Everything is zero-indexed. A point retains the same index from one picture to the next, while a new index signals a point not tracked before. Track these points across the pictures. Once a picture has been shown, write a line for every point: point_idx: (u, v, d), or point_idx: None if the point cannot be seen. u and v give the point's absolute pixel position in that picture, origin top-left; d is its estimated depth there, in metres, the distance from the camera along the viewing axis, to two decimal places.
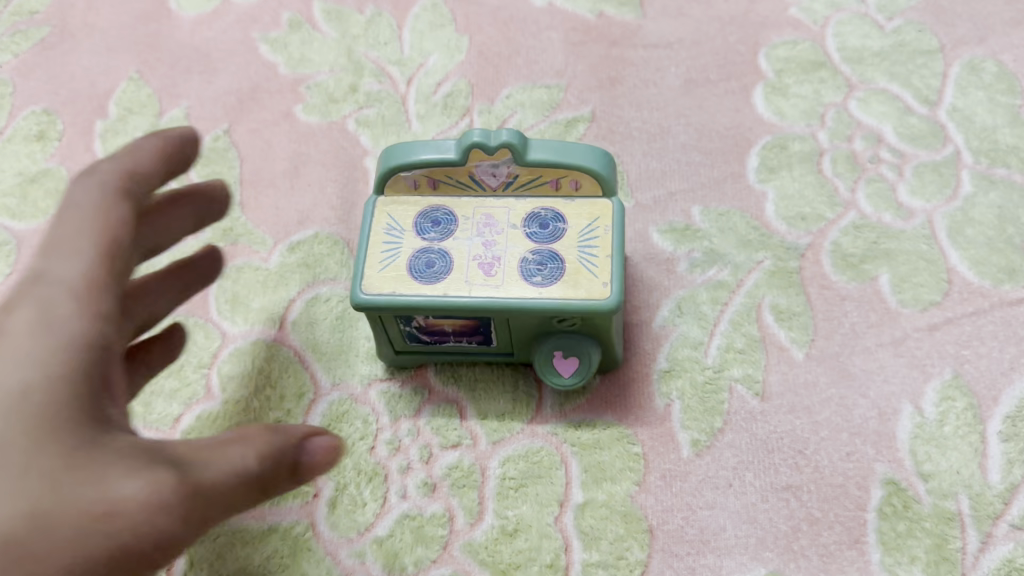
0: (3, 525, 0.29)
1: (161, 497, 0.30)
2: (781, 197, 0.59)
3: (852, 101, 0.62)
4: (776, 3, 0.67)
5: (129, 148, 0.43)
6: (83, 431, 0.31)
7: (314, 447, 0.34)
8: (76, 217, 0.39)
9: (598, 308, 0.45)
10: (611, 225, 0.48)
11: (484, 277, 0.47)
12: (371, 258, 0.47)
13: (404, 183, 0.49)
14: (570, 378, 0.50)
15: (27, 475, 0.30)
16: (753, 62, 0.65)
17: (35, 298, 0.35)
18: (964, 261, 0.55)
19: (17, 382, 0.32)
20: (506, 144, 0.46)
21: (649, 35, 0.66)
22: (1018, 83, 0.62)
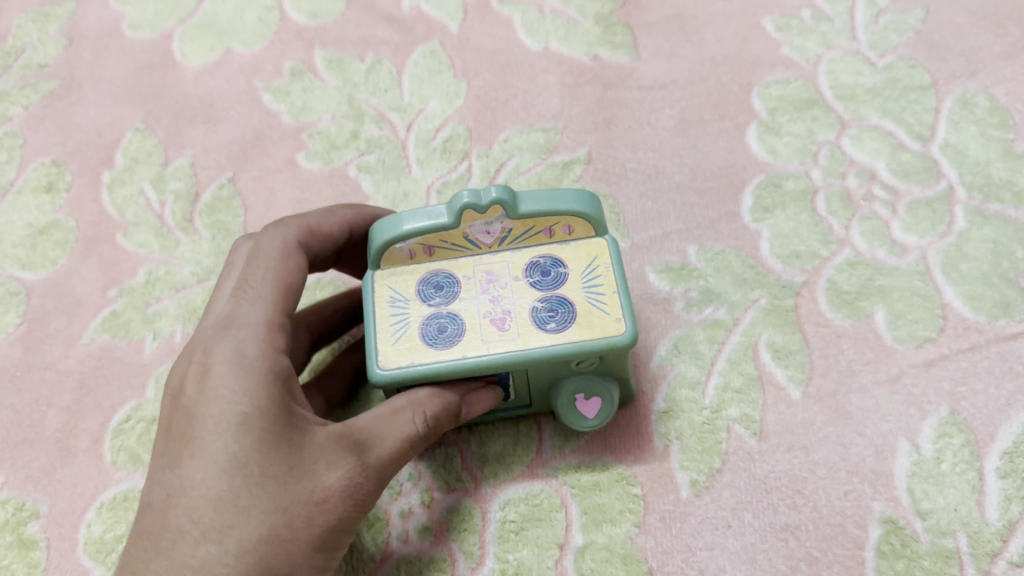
0: (263, 520, 0.39)
1: (355, 481, 0.41)
2: (776, 235, 0.60)
3: (845, 139, 0.63)
4: (769, 42, 0.68)
5: (324, 212, 0.50)
6: (290, 440, 0.40)
7: (472, 402, 0.47)
8: (258, 266, 0.46)
9: (617, 345, 0.45)
10: (611, 262, 0.48)
11: (499, 332, 0.46)
12: (382, 333, 0.46)
13: (400, 254, 0.48)
14: (595, 418, 0.50)
15: (265, 482, 0.39)
16: (746, 101, 0.66)
17: (234, 341, 0.43)
18: (959, 296, 0.56)
19: (236, 412, 0.40)
20: (496, 201, 0.46)
21: (643, 76, 0.68)
22: (1010, 118, 0.63)
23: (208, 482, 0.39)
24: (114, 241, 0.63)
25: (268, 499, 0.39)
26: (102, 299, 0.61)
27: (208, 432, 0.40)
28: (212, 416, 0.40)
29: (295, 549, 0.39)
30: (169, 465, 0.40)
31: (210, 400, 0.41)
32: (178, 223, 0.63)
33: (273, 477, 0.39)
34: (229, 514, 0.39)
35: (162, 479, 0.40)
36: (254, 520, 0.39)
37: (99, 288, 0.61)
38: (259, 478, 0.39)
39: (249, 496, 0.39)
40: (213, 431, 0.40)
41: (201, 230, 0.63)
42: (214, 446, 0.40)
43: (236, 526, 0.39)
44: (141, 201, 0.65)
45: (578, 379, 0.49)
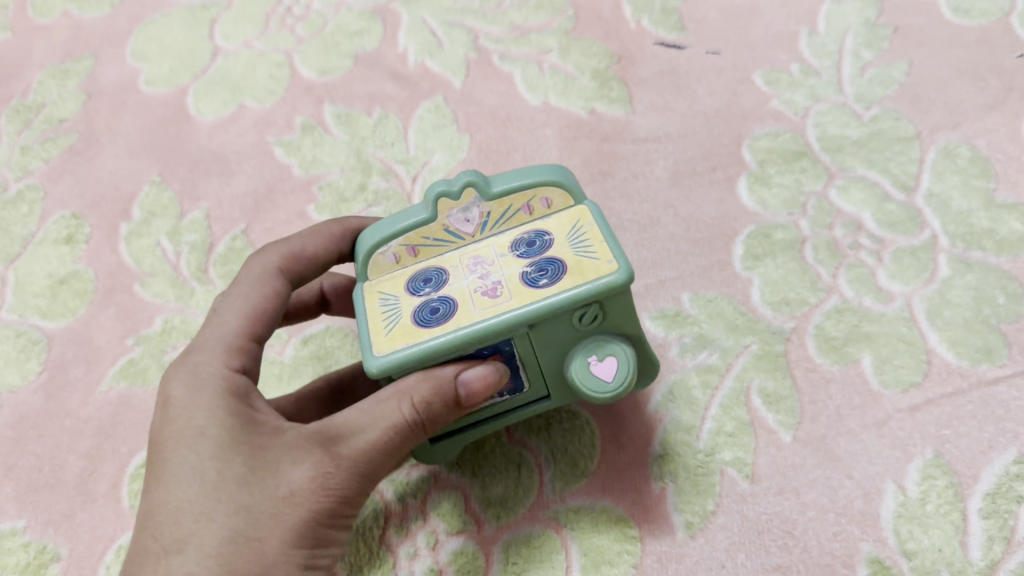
0: (226, 520, 0.40)
1: (321, 472, 0.42)
2: (766, 283, 0.62)
3: (832, 189, 0.66)
4: (759, 96, 0.71)
5: (312, 230, 0.55)
6: (249, 445, 0.43)
7: (467, 380, 0.45)
8: (224, 308, 0.51)
9: (612, 283, 0.44)
10: (593, 220, 0.47)
11: (492, 300, 0.45)
12: (374, 329, 0.46)
13: (386, 260, 0.49)
14: (615, 381, 0.47)
15: (225, 485, 0.41)
16: (736, 153, 0.69)
17: (192, 369, 0.46)
18: (942, 342, 0.58)
19: (193, 427, 0.43)
20: (467, 182, 0.46)
21: (638, 129, 0.71)
22: (991, 168, 0.66)
23: (170, 497, 0.41)
24: (132, 291, 0.66)
25: (229, 499, 0.41)
26: (119, 347, 0.64)
27: (169, 451, 0.43)
28: (173, 435, 0.43)
29: (263, 546, 0.40)
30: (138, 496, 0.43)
31: (171, 423, 0.44)
32: (192, 273, 0.66)
33: (232, 479, 0.41)
34: (190, 522, 0.40)
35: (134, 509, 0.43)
36: (215, 522, 0.40)
37: (117, 337, 0.64)
38: (218, 481, 0.41)
39: (209, 499, 0.41)
40: (174, 449, 0.43)
41: (215, 280, 0.65)
42: (174, 462, 0.42)
43: (199, 531, 0.40)
44: (157, 252, 0.68)
45: (589, 340, 0.47)
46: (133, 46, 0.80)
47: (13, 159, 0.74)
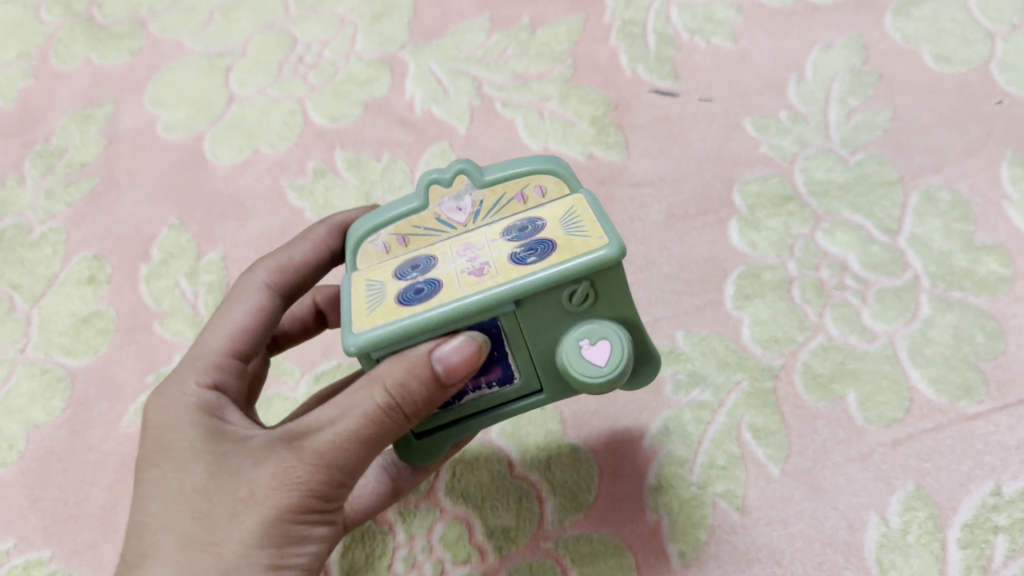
0: (188, 527, 0.41)
1: (280, 471, 0.42)
2: (756, 322, 0.65)
3: (819, 232, 0.69)
4: (749, 142, 0.75)
5: (306, 233, 0.56)
6: (214, 452, 0.43)
7: (444, 355, 0.41)
8: (211, 327, 0.53)
9: (603, 256, 0.40)
10: (588, 207, 0.44)
11: (477, 279, 0.42)
12: (356, 310, 0.43)
13: (376, 251, 0.47)
14: (608, 367, 0.42)
15: (188, 492, 0.42)
16: (727, 197, 0.72)
17: (171, 385, 0.48)
18: (923, 379, 0.61)
19: (164, 440, 0.45)
20: (459, 169, 0.45)
21: (634, 174, 0.75)
22: (971, 211, 0.69)
23: (142, 508, 0.43)
24: (152, 330, 0.69)
25: (192, 506, 0.42)
26: (140, 384, 0.67)
27: (145, 465, 0.45)
28: (149, 450, 0.45)
29: (220, 550, 0.40)
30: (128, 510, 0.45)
31: (150, 438, 0.46)
32: (209, 312, 0.69)
33: (194, 486, 0.42)
34: (157, 530, 0.42)
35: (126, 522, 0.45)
36: (177, 531, 0.41)
37: (138, 374, 0.67)
38: (181, 490, 0.42)
39: (173, 509, 0.42)
40: (148, 463, 0.45)
41: None
42: (147, 475, 0.44)
43: (163, 540, 0.41)
44: (176, 292, 0.71)
45: (582, 323, 0.43)
46: (151, 92, 0.83)
47: (37, 203, 0.78)
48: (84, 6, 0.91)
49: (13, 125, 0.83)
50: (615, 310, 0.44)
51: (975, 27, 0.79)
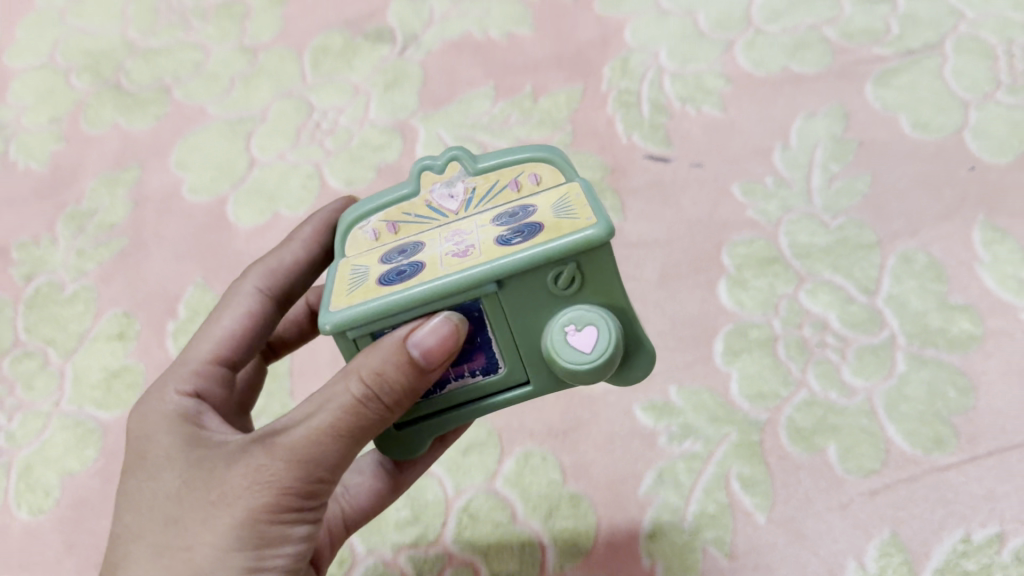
0: (174, 534, 0.43)
1: (254, 471, 0.43)
2: (744, 377, 0.70)
3: (802, 292, 0.74)
4: (737, 207, 0.80)
5: (296, 234, 0.61)
6: (197, 461, 0.46)
7: (420, 342, 0.41)
8: (202, 338, 0.57)
9: (588, 236, 0.41)
10: (580, 193, 0.46)
11: (459, 259, 0.44)
12: (339, 291, 0.45)
13: (368, 236, 0.50)
14: (594, 353, 0.43)
15: (173, 500, 0.44)
16: (717, 258, 0.77)
17: (160, 402, 0.51)
18: (899, 432, 0.66)
19: (154, 453, 0.48)
20: (451, 156, 0.49)
21: (630, 236, 0.80)
22: (945, 272, 0.74)
23: (133, 519, 0.46)
24: None
25: (176, 512, 0.44)
26: None
27: (136, 478, 0.47)
28: (139, 461, 0.48)
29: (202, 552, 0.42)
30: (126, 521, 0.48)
31: (141, 452, 0.48)
32: None
33: (177, 493, 0.44)
34: (147, 538, 0.44)
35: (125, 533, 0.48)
36: (165, 539, 0.44)
37: None
38: (168, 498, 0.45)
39: (162, 517, 0.44)
40: (139, 476, 0.47)
41: None
42: (138, 486, 0.47)
43: (152, 548, 0.44)
44: None
45: (570, 309, 0.44)
46: (176, 155, 0.89)
47: (69, 261, 0.83)
48: (113, 73, 0.97)
49: (46, 187, 0.89)
50: (603, 298, 0.44)
51: (950, 96, 0.85)
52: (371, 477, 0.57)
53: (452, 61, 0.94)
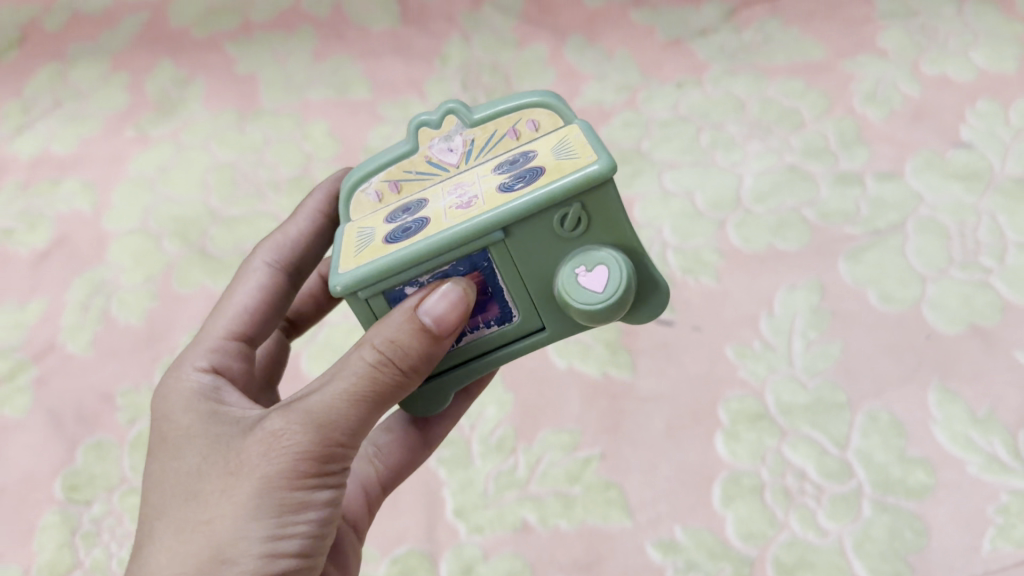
0: (208, 497, 0.58)
1: (275, 440, 0.58)
2: (737, 519, 0.85)
3: (785, 445, 0.89)
4: (731, 366, 0.95)
5: (300, 214, 0.82)
6: (226, 443, 0.61)
7: (425, 311, 0.57)
8: (219, 314, 0.77)
9: (586, 177, 0.55)
10: (579, 134, 0.60)
11: (462, 210, 0.58)
12: (349, 254, 0.61)
13: (372, 198, 0.67)
14: (603, 285, 0.57)
15: (208, 471, 0.59)
16: (715, 413, 0.92)
17: (188, 396, 0.67)
18: (864, 569, 0.81)
19: (187, 437, 0.63)
20: (448, 110, 0.65)
21: (641, 389, 0.95)
22: (906, 428, 0.88)
23: (171, 489, 0.61)
24: None
25: (212, 479, 0.59)
26: None
27: (170, 457, 0.63)
28: (174, 443, 0.63)
29: (231, 508, 0.57)
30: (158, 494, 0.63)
31: (174, 435, 0.64)
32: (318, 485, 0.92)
33: (211, 466, 0.60)
34: (187, 501, 0.59)
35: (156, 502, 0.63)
36: (201, 500, 0.58)
37: None
38: (204, 470, 0.60)
39: (197, 485, 0.60)
40: (173, 455, 0.63)
41: None
42: (172, 464, 0.62)
43: (190, 511, 0.59)
44: None
45: (579, 251, 0.58)
46: None
47: None
48: (199, 239, 1.15)
49: (144, 340, 1.05)
50: (607, 231, 0.58)
51: (910, 272, 1.00)
52: (398, 434, 0.76)
53: None
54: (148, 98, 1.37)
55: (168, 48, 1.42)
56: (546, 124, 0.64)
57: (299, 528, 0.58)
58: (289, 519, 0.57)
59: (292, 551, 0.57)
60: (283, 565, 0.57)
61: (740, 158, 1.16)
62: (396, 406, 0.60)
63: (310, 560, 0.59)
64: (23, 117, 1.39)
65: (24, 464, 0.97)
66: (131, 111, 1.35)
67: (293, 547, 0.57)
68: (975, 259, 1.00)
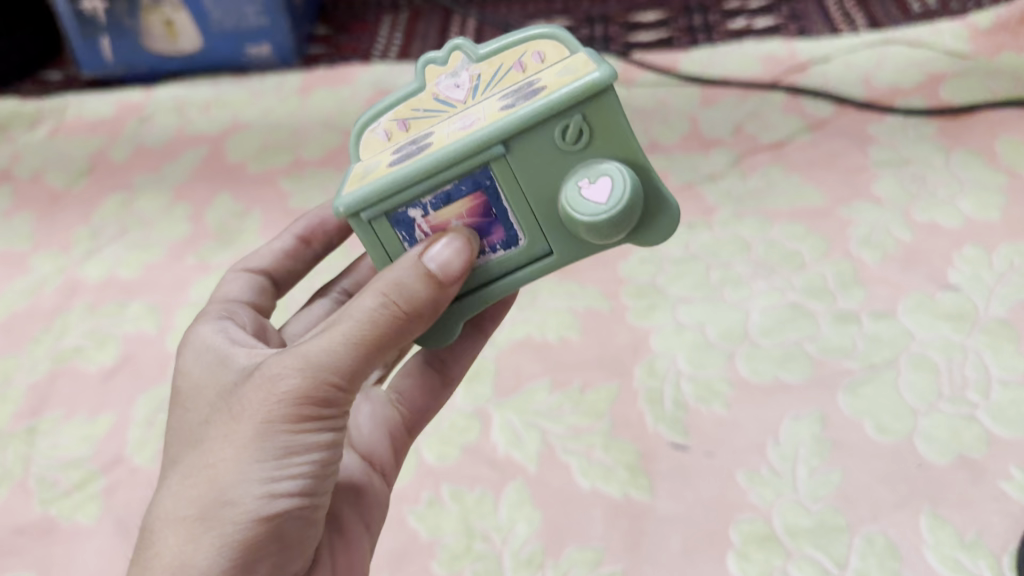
0: (217, 445, 0.79)
1: (272, 389, 0.77)
2: None
3: (791, 565, 0.98)
4: (741, 490, 1.05)
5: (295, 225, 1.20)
6: (235, 398, 0.81)
7: (428, 262, 0.77)
8: (228, 292, 1.12)
9: (580, 90, 0.73)
10: (583, 57, 0.79)
11: (461, 130, 0.78)
12: (358, 182, 0.82)
13: (385, 134, 0.89)
14: (604, 193, 0.74)
15: (221, 424, 0.80)
16: (727, 534, 1.02)
17: (210, 369, 0.89)
18: None
19: (209, 402, 0.85)
20: (452, 47, 0.87)
21: (660, 510, 1.05)
22: (901, 552, 0.97)
23: (194, 443, 0.82)
24: None
25: (223, 427, 0.80)
26: None
27: (198, 418, 0.85)
28: (201, 407, 0.86)
29: (233, 453, 0.77)
30: (183, 446, 0.85)
31: (201, 401, 0.87)
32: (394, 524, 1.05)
33: (224, 417, 0.80)
34: (202, 449, 0.80)
35: (178, 453, 0.84)
36: (213, 446, 0.79)
37: None
38: (217, 423, 0.81)
39: (211, 434, 0.80)
40: (199, 418, 0.85)
41: None
42: (198, 425, 0.84)
43: (202, 458, 0.79)
44: None
45: (581, 168, 0.76)
46: None
47: None
48: None
49: None
50: (603, 146, 0.76)
51: (903, 405, 1.10)
52: (415, 378, 1.02)
53: (518, 360, 1.23)
54: (208, 228, 1.51)
55: (228, 184, 1.59)
56: (550, 54, 0.84)
57: (298, 467, 0.78)
58: (288, 460, 0.77)
59: (287, 482, 0.77)
60: (280, 497, 0.77)
61: (747, 294, 1.27)
62: (389, 349, 0.78)
63: (307, 498, 0.79)
64: (92, 242, 1.52)
65: (92, 568, 1.07)
66: (192, 240, 1.49)
67: (291, 483, 0.78)
68: (962, 393, 1.11)
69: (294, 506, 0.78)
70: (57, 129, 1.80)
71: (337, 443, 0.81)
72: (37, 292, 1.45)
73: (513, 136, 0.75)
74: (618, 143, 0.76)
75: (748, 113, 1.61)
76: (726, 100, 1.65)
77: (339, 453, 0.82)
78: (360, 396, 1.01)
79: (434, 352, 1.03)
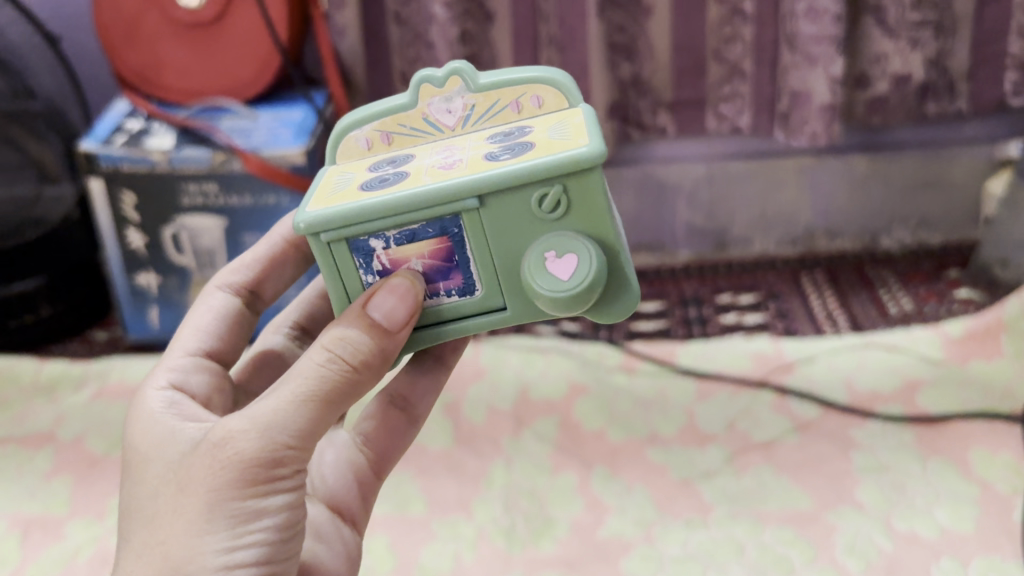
0: (175, 520, 0.94)
1: (223, 460, 0.93)
2: None
3: None
4: None
5: (275, 242, 1.30)
6: (184, 467, 0.95)
7: (377, 309, 0.94)
8: (194, 332, 1.22)
9: (554, 166, 0.91)
10: (575, 136, 0.96)
11: (439, 173, 0.97)
12: (326, 199, 0.98)
13: (373, 143, 1.11)
14: (569, 266, 0.94)
15: (174, 499, 0.95)
16: None
17: (152, 437, 1.02)
18: None
19: (156, 472, 0.98)
20: (453, 68, 1.06)
21: None
22: None
23: (145, 519, 0.97)
24: None
25: (178, 500, 0.94)
26: None
27: (145, 491, 0.99)
28: (146, 477, 0.99)
29: (193, 528, 0.93)
30: (134, 520, 0.98)
31: (145, 474, 0.99)
32: None
33: (177, 490, 0.95)
34: (158, 522, 0.95)
35: (132, 527, 0.98)
36: (169, 519, 0.94)
37: None
38: (169, 496, 0.95)
39: (165, 508, 0.95)
40: (146, 492, 0.98)
41: None
42: (148, 497, 0.98)
43: (160, 535, 0.94)
44: None
45: (552, 236, 0.95)
46: None
47: None
48: None
49: None
50: (573, 218, 0.95)
51: None
52: (377, 422, 1.20)
53: None
54: None
55: None
56: (551, 100, 1.08)
57: (253, 534, 0.94)
58: (243, 529, 0.94)
59: (243, 546, 0.94)
60: (238, 560, 0.93)
61: None
62: (333, 406, 0.95)
63: (263, 561, 0.95)
64: None
65: None
66: None
67: (247, 549, 0.94)
68: None
69: (252, 567, 0.94)
70: (100, 392, 1.93)
71: (290, 505, 0.98)
72: (70, 561, 1.54)
73: (488, 195, 0.93)
74: (586, 220, 0.95)
75: (740, 408, 1.75)
76: (719, 394, 1.79)
77: (294, 515, 0.98)
78: (325, 444, 1.19)
79: (395, 397, 1.20)
